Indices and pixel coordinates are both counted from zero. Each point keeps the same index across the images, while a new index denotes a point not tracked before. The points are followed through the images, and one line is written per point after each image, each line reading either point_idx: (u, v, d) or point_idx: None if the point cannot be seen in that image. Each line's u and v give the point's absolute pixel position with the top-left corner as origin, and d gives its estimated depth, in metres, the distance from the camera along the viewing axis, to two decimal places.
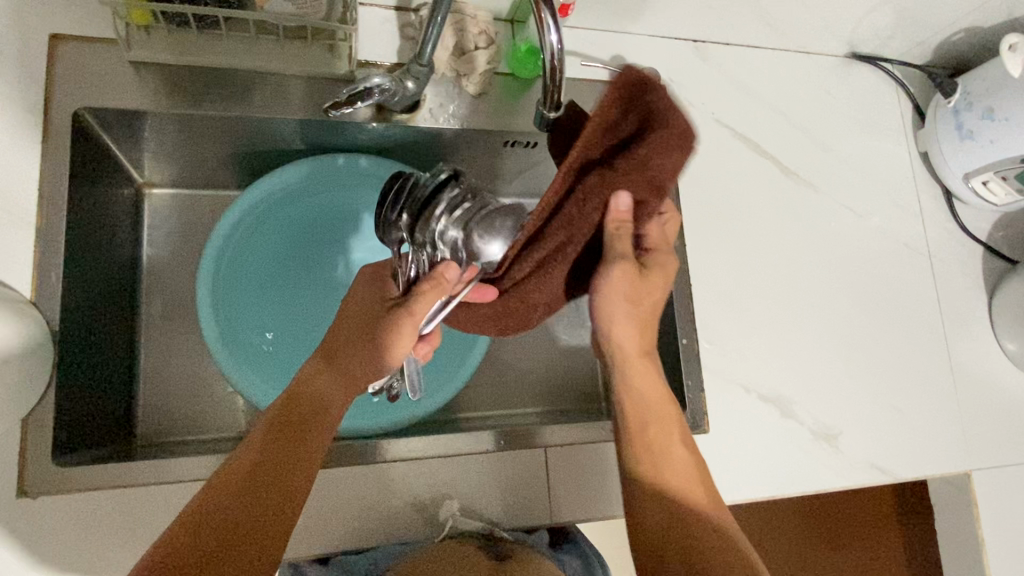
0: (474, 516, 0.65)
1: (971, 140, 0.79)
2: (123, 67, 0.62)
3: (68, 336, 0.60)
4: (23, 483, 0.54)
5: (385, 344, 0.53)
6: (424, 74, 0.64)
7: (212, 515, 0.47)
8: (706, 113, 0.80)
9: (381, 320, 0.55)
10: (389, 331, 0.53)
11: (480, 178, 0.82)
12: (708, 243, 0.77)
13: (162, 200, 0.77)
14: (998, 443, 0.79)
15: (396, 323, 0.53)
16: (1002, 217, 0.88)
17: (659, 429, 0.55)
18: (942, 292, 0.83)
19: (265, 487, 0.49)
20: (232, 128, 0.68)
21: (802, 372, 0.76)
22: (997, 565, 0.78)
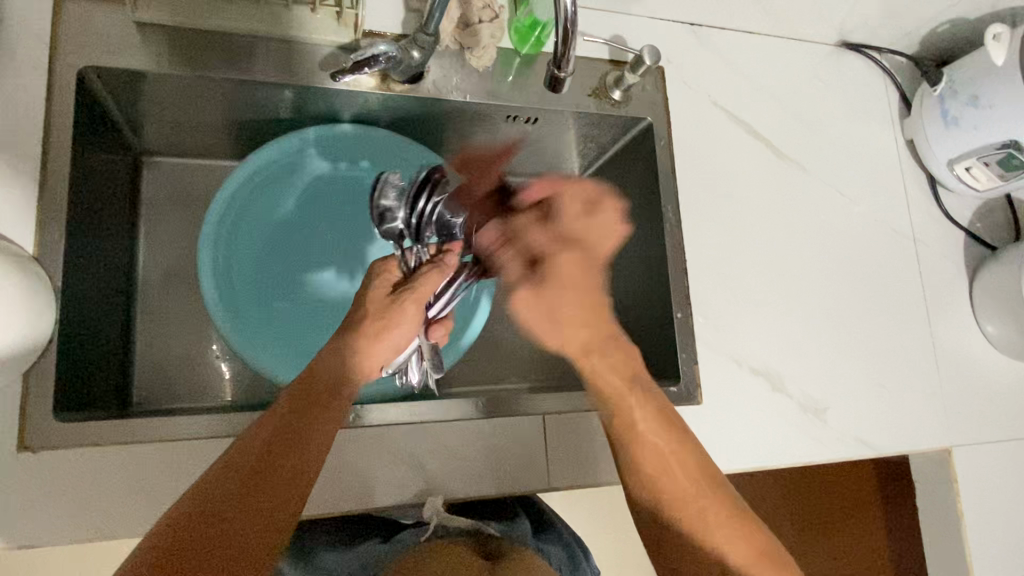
0: (471, 482, 0.65)
1: (956, 127, 0.81)
2: (128, 29, 0.62)
3: (70, 297, 0.60)
4: (23, 439, 0.54)
5: (388, 325, 0.59)
6: (429, 44, 0.65)
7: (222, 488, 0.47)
8: (702, 94, 0.81)
9: (388, 304, 0.60)
10: (396, 312, 0.60)
11: (479, 153, 0.83)
12: (703, 220, 0.78)
13: (161, 169, 0.77)
14: (977, 420, 0.82)
15: (404, 304, 0.60)
16: (983, 205, 0.91)
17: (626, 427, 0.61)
18: (926, 275, 0.86)
19: (280, 464, 0.49)
20: (235, 93, 0.68)
21: (792, 348, 0.78)
22: (979, 541, 0.80)
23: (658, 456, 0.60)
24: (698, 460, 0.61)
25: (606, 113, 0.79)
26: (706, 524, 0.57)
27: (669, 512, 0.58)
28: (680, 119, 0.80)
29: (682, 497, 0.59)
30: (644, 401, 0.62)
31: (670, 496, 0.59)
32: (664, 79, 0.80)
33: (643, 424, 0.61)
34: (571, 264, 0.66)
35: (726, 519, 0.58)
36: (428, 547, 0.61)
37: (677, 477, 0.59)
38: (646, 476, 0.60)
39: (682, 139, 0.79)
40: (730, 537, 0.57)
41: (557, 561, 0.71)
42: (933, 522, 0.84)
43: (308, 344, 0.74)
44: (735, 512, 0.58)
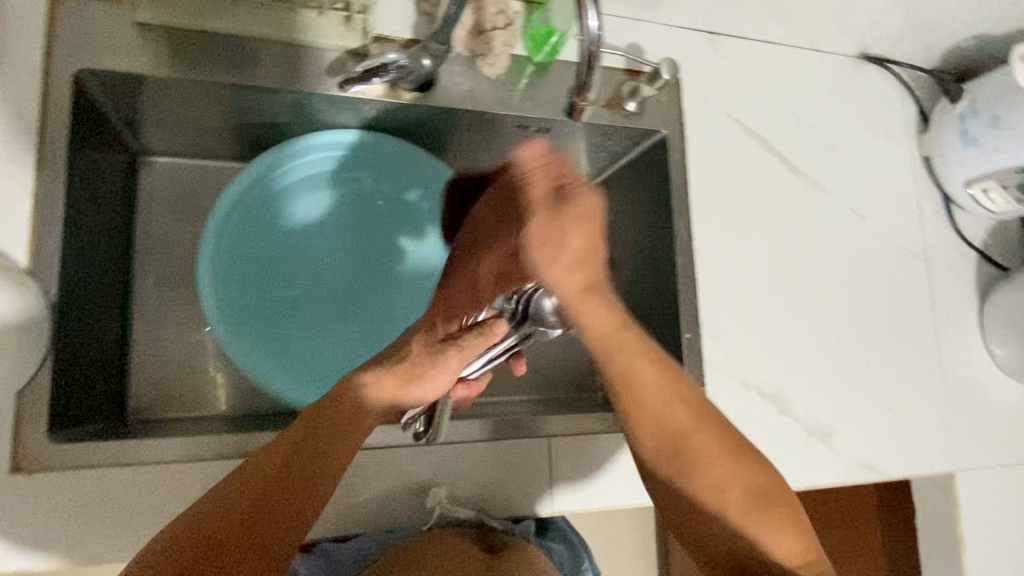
0: (468, 504, 0.64)
1: (975, 147, 0.80)
2: (127, 29, 0.60)
3: (66, 310, 0.58)
4: (16, 459, 0.53)
5: (423, 371, 0.55)
6: (441, 51, 0.63)
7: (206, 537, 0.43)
8: (718, 106, 0.79)
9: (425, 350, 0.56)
10: (434, 362, 0.55)
11: (485, 159, 0.80)
12: (714, 238, 0.77)
13: (160, 170, 0.75)
14: (980, 444, 0.82)
15: (444, 355, 0.56)
16: (996, 225, 0.90)
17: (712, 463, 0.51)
18: (936, 296, 0.85)
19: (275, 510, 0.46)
20: (237, 98, 0.66)
21: (800, 370, 0.77)
22: (977, 565, 0.80)
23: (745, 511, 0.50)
24: (716, 429, 0.53)
25: (619, 124, 0.77)
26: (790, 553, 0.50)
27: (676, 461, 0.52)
28: (695, 132, 0.78)
29: (684, 431, 0.52)
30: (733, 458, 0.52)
31: (676, 432, 0.53)
32: (680, 90, 0.78)
33: (648, 381, 0.53)
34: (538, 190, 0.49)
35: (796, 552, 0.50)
36: (426, 539, 0.59)
37: (697, 440, 0.52)
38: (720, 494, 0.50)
39: (696, 153, 0.78)
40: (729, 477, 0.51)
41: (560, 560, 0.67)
42: (932, 544, 0.83)
43: (307, 353, 0.72)
44: (758, 485, 0.51)
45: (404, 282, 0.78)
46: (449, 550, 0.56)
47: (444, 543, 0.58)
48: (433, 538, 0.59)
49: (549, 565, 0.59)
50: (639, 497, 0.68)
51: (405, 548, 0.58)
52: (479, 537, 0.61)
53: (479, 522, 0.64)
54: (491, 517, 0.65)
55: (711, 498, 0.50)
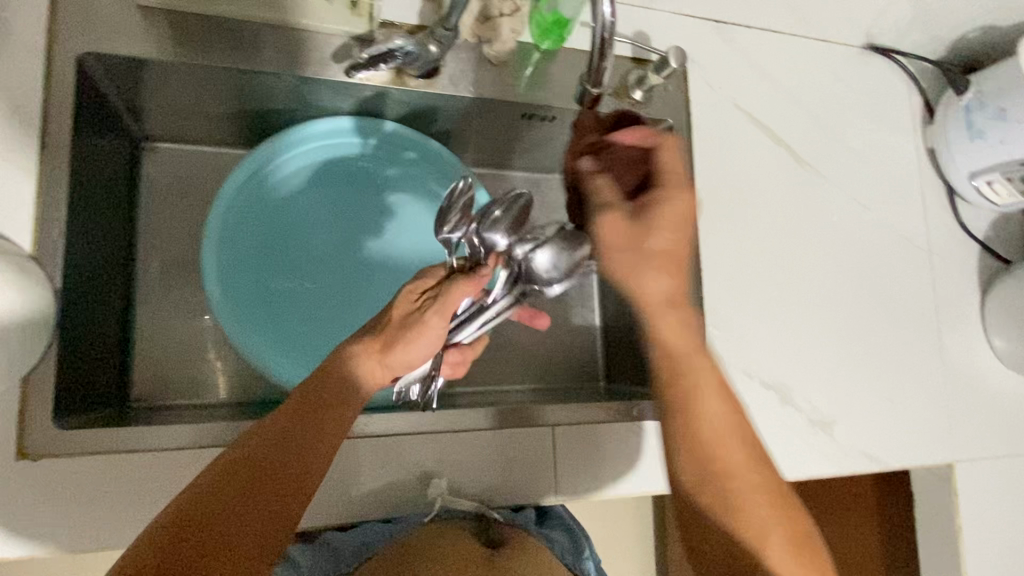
0: (471, 495, 0.64)
1: (981, 139, 0.79)
2: (130, 13, 0.59)
3: (69, 296, 0.58)
4: (22, 445, 0.53)
5: (402, 339, 0.53)
6: (448, 37, 0.62)
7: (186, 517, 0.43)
8: (724, 96, 0.79)
9: (404, 315, 0.54)
10: (412, 328, 0.53)
11: (493, 144, 0.81)
12: (719, 228, 0.77)
13: (162, 157, 0.74)
14: (980, 435, 0.82)
15: (422, 318, 0.53)
16: (999, 217, 0.90)
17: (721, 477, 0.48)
18: (939, 287, 0.85)
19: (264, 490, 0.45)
20: (240, 83, 0.65)
21: (803, 360, 0.77)
22: (974, 555, 0.81)
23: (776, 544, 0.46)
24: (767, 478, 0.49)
25: (625, 112, 0.76)
26: None
27: (721, 492, 0.48)
28: (701, 122, 0.78)
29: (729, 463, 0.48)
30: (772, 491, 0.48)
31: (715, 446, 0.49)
32: (686, 80, 0.77)
33: (705, 396, 0.50)
34: (663, 236, 0.52)
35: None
36: (425, 532, 0.58)
37: (739, 474, 0.48)
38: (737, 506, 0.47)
39: (702, 143, 0.77)
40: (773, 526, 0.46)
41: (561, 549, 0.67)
42: (930, 533, 0.84)
43: (313, 340, 0.72)
44: (802, 544, 0.46)
45: (408, 267, 0.78)
46: (449, 545, 0.56)
47: (443, 537, 0.57)
48: (433, 531, 0.58)
49: (549, 558, 0.59)
50: (641, 487, 0.68)
51: (406, 540, 0.57)
52: (480, 529, 0.61)
53: (480, 513, 0.63)
54: (493, 506, 0.65)
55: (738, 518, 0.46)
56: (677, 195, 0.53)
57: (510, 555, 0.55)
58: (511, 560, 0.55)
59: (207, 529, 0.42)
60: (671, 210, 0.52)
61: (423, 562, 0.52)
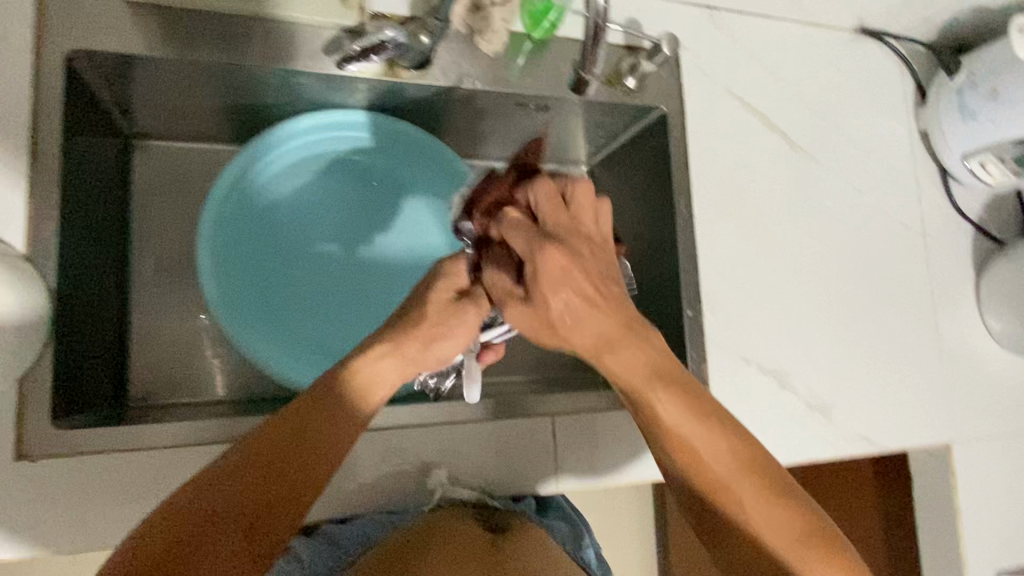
0: (472, 484, 0.65)
1: (974, 121, 0.79)
2: (118, 8, 0.59)
3: (64, 296, 0.58)
4: (20, 447, 0.53)
5: (440, 333, 0.54)
6: (440, 29, 0.62)
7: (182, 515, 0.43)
8: (718, 83, 0.79)
9: (444, 308, 0.55)
10: (451, 321, 0.55)
11: (488, 134, 0.81)
12: (715, 214, 0.77)
13: (155, 154, 0.74)
14: (977, 416, 0.83)
15: (462, 312, 0.55)
16: (993, 198, 0.90)
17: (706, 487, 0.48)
18: (934, 270, 0.85)
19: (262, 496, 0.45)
20: (232, 79, 0.65)
21: (801, 345, 0.78)
22: (973, 535, 0.81)
23: (758, 519, 0.47)
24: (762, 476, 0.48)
25: (619, 101, 0.76)
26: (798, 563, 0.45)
27: (706, 491, 0.48)
28: (695, 109, 0.78)
29: (700, 451, 0.48)
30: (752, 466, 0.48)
31: (701, 468, 0.48)
32: (680, 67, 0.77)
33: (673, 418, 0.48)
34: (563, 300, 0.45)
35: (805, 549, 0.46)
36: (423, 527, 0.57)
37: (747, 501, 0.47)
38: (719, 498, 0.48)
39: (696, 130, 0.77)
40: (787, 538, 0.46)
41: (561, 535, 0.66)
42: (929, 514, 0.85)
43: (310, 337, 0.72)
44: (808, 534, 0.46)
45: (406, 259, 0.78)
46: (450, 540, 0.55)
47: (443, 531, 0.56)
48: (432, 526, 0.57)
49: (553, 544, 0.59)
50: (641, 474, 0.69)
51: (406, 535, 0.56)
52: (482, 518, 0.60)
53: (482, 501, 0.64)
54: (494, 496, 0.65)
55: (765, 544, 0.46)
56: (547, 252, 0.44)
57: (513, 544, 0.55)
58: (514, 548, 0.54)
59: (182, 527, 0.42)
60: (553, 260, 0.44)
61: (422, 546, 0.54)
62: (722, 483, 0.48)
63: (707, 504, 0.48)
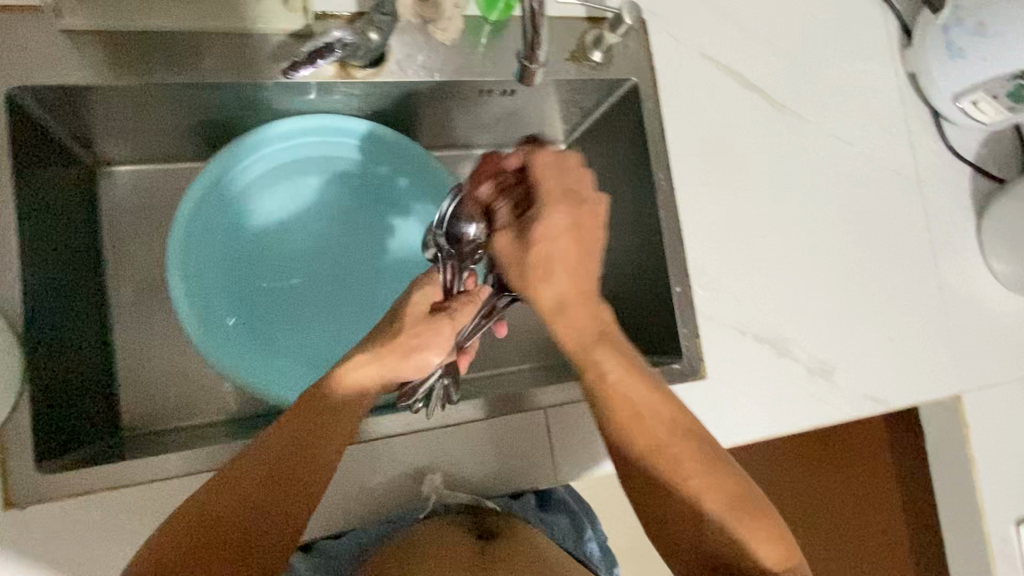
0: (467, 488, 0.64)
1: (961, 59, 0.76)
2: (56, 39, 0.57)
3: (39, 340, 0.57)
4: (8, 493, 0.53)
5: (416, 344, 0.53)
6: (387, 23, 0.60)
7: (197, 532, 0.45)
8: (690, 46, 0.76)
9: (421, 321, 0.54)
10: (427, 330, 0.54)
11: (455, 124, 0.78)
12: (696, 184, 0.74)
13: (122, 180, 0.73)
14: (988, 364, 0.80)
15: (437, 324, 0.54)
16: (989, 136, 0.86)
17: (625, 422, 0.48)
18: (932, 217, 0.82)
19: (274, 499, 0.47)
20: (186, 97, 0.63)
21: (796, 309, 0.75)
22: (989, 482, 0.80)
23: (648, 429, 0.48)
24: (673, 414, 0.49)
25: (586, 77, 0.73)
26: (694, 477, 0.47)
27: (607, 409, 0.49)
28: (667, 76, 0.75)
29: (618, 386, 0.49)
30: (638, 386, 0.49)
31: (611, 393, 0.49)
32: (648, 34, 0.74)
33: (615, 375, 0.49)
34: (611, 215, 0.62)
35: (701, 467, 0.47)
36: (418, 534, 0.58)
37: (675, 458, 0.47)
38: (611, 414, 0.49)
39: (670, 99, 0.74)
40: (663, 429, 0.48)
41: (561, 535, 0.67)
42: (944, 464, 0.83)
43: (291, 349, 0.71)
44: (706, 454, 0.48)
45: (386, 264, 0.76)
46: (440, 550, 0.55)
47: (436, 538, 0.57)
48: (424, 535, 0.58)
49: (544, 544, 0.60)
50: None
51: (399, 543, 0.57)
52: (475, 525, 0.60)
53: (475, 504, 0.64)
54: (488, 496, 0.64)
55: (666, 466, 0.47)
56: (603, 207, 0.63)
57: (504, 552, 0.55)
58: (505, 554, 0.55)
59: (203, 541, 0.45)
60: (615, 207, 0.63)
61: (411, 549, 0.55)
62: (617, 383, 0.49)
63: (602, 421, 0.49)
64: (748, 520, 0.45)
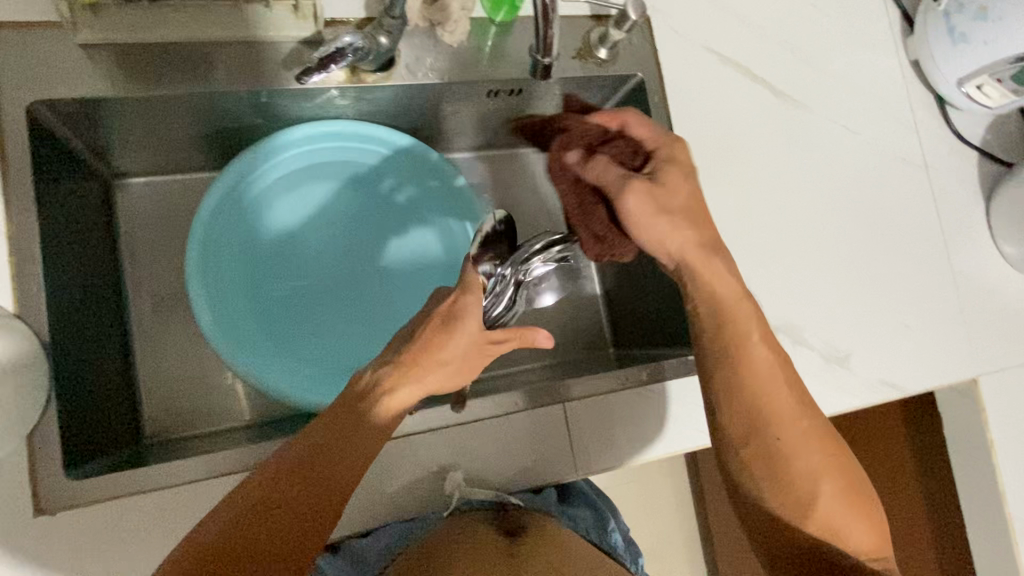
0: (488, 485, 0.64)
1: (965, 44, 0.76)
2: (73, 53, 0.58)
3: (63, 349, 0.58)
4: (37, 501, 0.53)
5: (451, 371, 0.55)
6: (397, 26, 0.61)
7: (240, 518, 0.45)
8: (694, 42, 0.77)
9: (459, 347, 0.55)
10: (466, 357, 0.56)
11: (463, 126, 0.79)
12: (705, 177, 0.75)
13: (137, 191, 0.74)
14: (1002, 347, 0.80)
15: (473, 352, 0.56)
16: (994, 120, 0.87)
17: (756, 454, 0.53)
18: (941, 202, 0.82)
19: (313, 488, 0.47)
20: (200, 107, 0.64)
21: (808, 298, 0.76)
22: (1008, 465, 0.80)
23: (799, 457, 0.53)
24: (820, 442, 0.54)
25: (593, 74, 0.74)
26: (828, 508, 0.52)
27: (761, 442, 0.53)
28: (672, 72, 0.75)
29: (780, 423, 0.53)
30: (793, 408, 0.54)
31: (769, 416, 0.54)
32: (652, 30, 0.75)
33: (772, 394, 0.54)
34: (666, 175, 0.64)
35: (841, 501, 0.53)
36: (443, 534, 0.58)
37: (805, 465, 0.53)
38: (770, 441, 0.53)
39: (676, 94, 0.75)
40: (811, 463, 0.53)
41: (584, 525, 0.67)
42: (962, 448, 0.83)
43: (309, 353, 0.72)
44: (850, 489, 0.53)
45: (400, 266, 0.77)
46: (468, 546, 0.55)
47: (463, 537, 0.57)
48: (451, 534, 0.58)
49: (569, 539, 0.60)
50: (656, 452, 0.68)
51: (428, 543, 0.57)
52: (498, 523, 0.60)
53: (498, 501, 0.63)
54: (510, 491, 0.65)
55: (806, 490, 0.53)
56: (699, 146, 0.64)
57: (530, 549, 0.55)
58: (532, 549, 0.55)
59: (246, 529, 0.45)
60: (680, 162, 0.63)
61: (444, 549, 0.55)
62: (771, 430, 0.53)
63: (749, 445, 0.54)
64: (870, 535, 0.53)
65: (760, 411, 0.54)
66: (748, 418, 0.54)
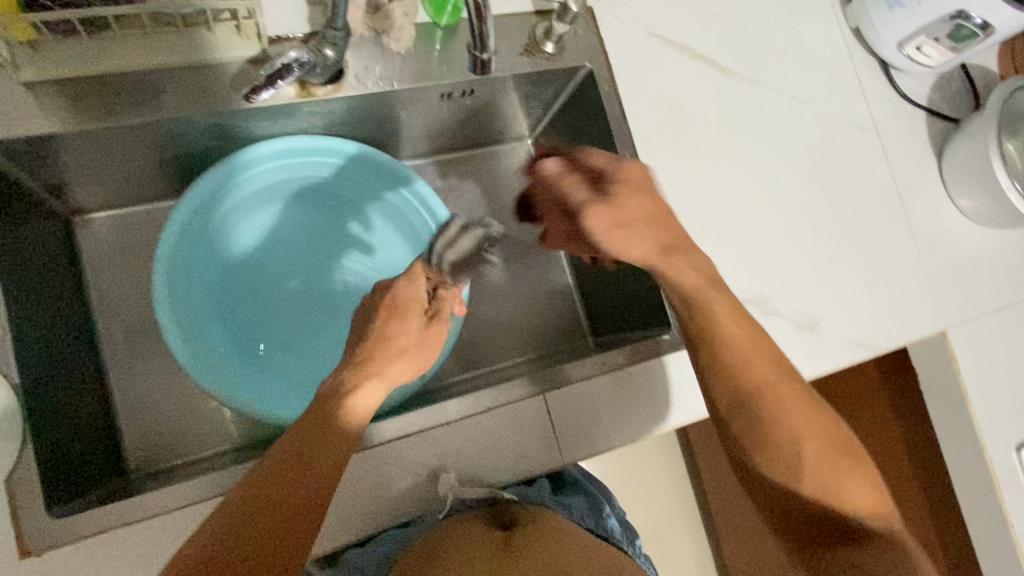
0: (478, 483, 0.64)
1: (899, 7, 0.78)
2: (17, 92, 0.58)
3: (35, 389, 0.58)
4: (22, 543, 0.53)
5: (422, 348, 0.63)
6: (341, 38, 0.60)
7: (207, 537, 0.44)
8: (638, 28, 0.78)
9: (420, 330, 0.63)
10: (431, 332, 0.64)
11: (420, 131, 0.80)
12: (661, 159, 0.76)
13: (100, 226, 0.73)
14: (967, 296, 0.82)
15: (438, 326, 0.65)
16: (938, 79, 0.89)
17: (739, 408, 0.50)
18: (894, 162, 0.84)
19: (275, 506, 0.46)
20: (153, 136, 0.64)
21: (774, 267, 0.77)
22: (984, 412, 0.82)
23: (783, 418, 0.48)
24: (816, 415, 0.49)
25: (542, 68, 0.75)
26: (828, 472, 0.48)
27: (753, 409, 0.49)
28: (619, 59, 0.76)
29: (758, 383, 0.50)
30: (790, 387, 0.50)
31: (755, 388, 0.50)
32: (595, 20, 0.76)
33: (745, 366, 0.50)
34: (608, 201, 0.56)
35: (826, 452, 0.48)
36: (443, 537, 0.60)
37: (788, 426, 0.48)
38: (757, 408, 0.49)
39: (625, 80, 0.76)
40: (806, 431, 0.48)
41: (579, 513, 0.69)
42: (939, 399, 0.85)
43: (288, 372, 0.72)
44: (843, 450, 0.48)
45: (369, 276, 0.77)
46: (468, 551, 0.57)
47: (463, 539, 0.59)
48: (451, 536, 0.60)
49: (564, 531, 0.62)
50: (641, 432, 0.68)
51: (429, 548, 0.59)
52: (493, 522, 0.62)
53: (492, 497, 0.65)
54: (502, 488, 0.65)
55: (782, 458, 0.48)
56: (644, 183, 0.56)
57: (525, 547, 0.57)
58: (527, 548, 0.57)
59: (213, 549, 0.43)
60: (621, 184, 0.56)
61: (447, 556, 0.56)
62: (773, 387, 0.49)
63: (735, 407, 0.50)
64: (873, 491, 0.48)
65: (736, 391, 0.50)
66: (728, 387, 0.50)
